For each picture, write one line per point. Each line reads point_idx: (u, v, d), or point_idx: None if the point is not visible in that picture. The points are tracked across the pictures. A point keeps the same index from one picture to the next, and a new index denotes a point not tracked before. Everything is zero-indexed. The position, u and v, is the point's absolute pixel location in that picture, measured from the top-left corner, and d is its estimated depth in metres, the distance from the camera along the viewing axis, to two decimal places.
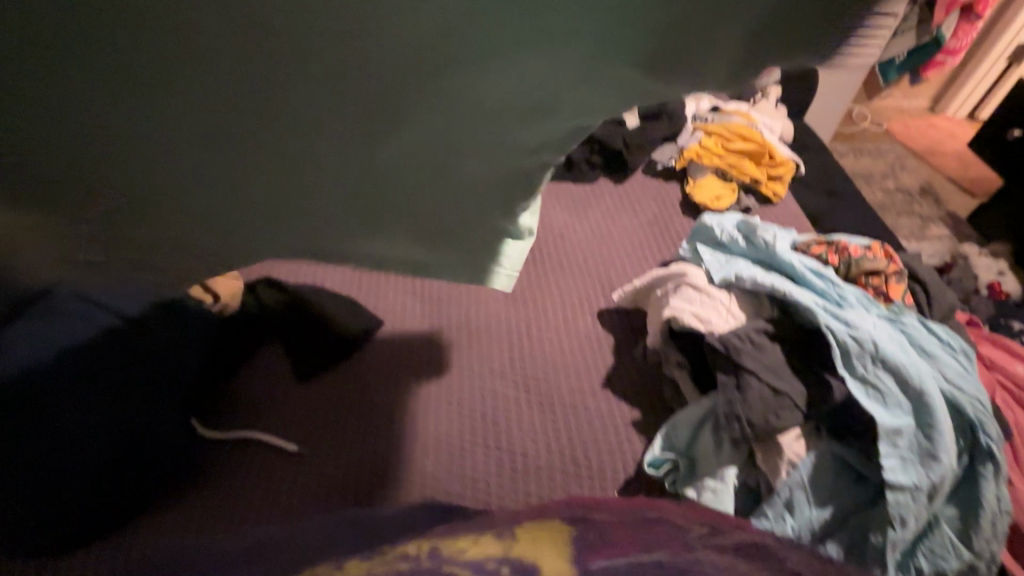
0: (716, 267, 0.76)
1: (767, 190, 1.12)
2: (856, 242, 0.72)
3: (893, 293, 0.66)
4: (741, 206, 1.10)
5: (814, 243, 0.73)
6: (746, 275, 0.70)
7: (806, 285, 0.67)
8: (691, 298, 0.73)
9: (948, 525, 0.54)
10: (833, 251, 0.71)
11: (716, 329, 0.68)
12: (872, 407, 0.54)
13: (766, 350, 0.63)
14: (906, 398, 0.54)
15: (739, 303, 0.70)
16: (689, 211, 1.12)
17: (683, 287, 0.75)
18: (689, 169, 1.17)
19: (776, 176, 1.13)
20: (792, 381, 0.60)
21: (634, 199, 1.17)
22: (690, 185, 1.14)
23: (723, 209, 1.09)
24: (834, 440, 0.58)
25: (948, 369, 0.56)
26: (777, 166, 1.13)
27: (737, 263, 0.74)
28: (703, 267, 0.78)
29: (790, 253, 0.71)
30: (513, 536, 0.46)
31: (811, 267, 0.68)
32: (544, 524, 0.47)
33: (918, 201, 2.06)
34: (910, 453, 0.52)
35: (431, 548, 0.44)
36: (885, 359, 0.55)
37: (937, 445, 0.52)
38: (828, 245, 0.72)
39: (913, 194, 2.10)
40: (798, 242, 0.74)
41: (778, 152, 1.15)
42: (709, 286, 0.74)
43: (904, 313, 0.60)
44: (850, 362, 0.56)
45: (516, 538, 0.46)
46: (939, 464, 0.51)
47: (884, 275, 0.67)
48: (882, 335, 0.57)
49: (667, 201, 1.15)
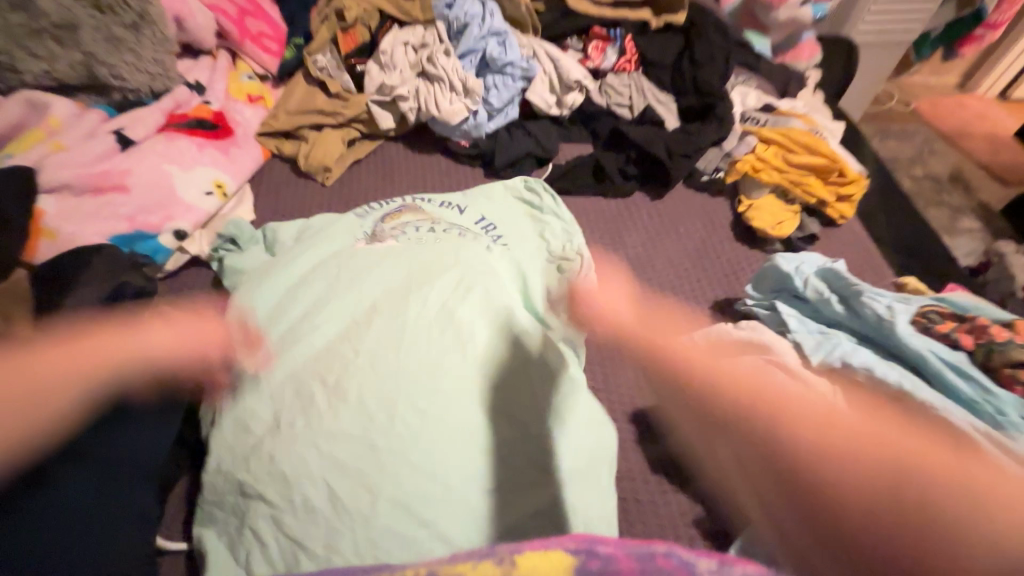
0: (809, 340, 0.61)
1: (834, 213, 0.96)
2: (992, 317, 0.57)
3: None
4: (805, 232, 0.94)
5: (939, 314, 0.58)
6: (857, 364, 0.56)
7: (943, 383, 0.52)
8: (783, 386, 0.58)
9: None
10: (966, 329, 0.56)
11: None
12: None
13: None
14: None
15: None
16: (741, 236, 0.96)
17: (769, 368, 0.60)
18: (740, 184, 1.00)
19: (845, 197, 0.96)
20: None
21: (676, 219, 1.00)
22: (742, 204, 0.97)
23: (784, 236, 0.93)
24: None
25: None
26: (848, 183, 0.96)
27: (839, 340, 0.60)
28: (790, 337, 0.63)
29: (912, 332, 0.56)
30: (512, 561, 0.40)
31: (947, 358, 0.53)
32: (544, 550, 0.41)
33: (949, 190, 1.94)
34: None
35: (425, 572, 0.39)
36: None
37: None
38: (959, 320, 0.57)
39: (942, 182, 1.96)
40: (920, 310, 0.59)
41: (849, 166, 0.97)
42: (803, 370, 0.58)
43: None
44: None
45: (515, 565, 0.40)
46: None
47: None
48: None
49: (715, 223, 0.99)
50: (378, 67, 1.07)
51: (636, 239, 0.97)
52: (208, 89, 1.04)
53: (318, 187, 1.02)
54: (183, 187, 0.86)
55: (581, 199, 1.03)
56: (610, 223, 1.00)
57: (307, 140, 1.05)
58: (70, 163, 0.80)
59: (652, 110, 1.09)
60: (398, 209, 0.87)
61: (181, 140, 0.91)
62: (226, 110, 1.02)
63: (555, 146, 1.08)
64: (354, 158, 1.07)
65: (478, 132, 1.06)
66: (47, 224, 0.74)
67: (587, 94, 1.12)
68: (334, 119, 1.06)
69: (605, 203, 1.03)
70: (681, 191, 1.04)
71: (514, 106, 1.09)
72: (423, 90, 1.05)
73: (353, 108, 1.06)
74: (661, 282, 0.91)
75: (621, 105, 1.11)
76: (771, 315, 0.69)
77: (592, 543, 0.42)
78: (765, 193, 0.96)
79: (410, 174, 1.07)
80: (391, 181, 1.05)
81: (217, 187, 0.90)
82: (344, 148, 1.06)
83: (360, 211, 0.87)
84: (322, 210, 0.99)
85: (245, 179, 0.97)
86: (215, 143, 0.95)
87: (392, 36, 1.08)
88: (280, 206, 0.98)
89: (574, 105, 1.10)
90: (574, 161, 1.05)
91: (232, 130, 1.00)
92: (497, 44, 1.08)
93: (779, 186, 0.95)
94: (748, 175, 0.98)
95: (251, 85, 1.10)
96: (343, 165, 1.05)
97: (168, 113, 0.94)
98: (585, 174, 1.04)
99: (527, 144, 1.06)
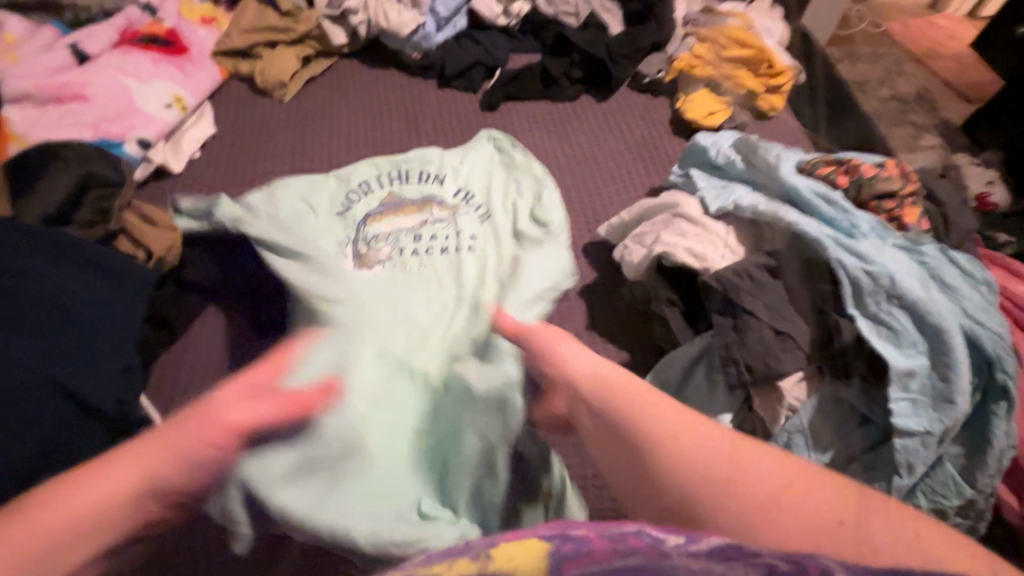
0: (711, 193, 0.69)
1: (763, 103, 1.01)
2: (868, 161, 0.65)
3: (908, 217, 0.60)
4: (735, 122, 1.00)
5: (821, 162, 0.66)
6: (745, 204, 0.63)
7: (814, 213, 0.61)
8: (686, 232, 0.65)
9: (954, 466, 0.51)
10: (843, 172, 0.64)
11: (711, 267, 0.61)
12: (885, 348, 0.51)
13: (768, 287, 0.56)
14: (922, 338, 0.51)
15: (737, 237, 0.64)
16: (677, 131, 1.02)
17: (676, 220, 0.67)
18: (678, 82, 1.06)
19: (774, 88, 1.02)
20: (795, 320, 0.55)
21: (619, 119, 1.05)
22: (678, 100, 1.04)
23: (715, 127, 0.99)
24: (840, 381, 0.54)
25: (967, 301, 0.52)
26: (775, 74, 1.02)
27: (735, 189, 0.67)
28: (697, 195, 0.70)
29: (875, 229, 0.57)
30: (488, 555, 0.34)
31: (819, 192, 0.61)
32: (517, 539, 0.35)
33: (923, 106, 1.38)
34: (921, 395, 0.49)
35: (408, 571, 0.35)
36: (900, 296, 0.51)
37: (952, 387, 0.49)
38: (838, 164, 0.65)
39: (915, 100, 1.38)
40: (804, 162, 0.67)
41: (778, 58, 1.04)
42: (703, 217, 0.66)
43: (922, 243, 0.56)
44: (862, 300, 0.53)
45: (491, 561, 0.34)
46: (954, 407, 0.48)
47: (898, 198, 0.61)
48: (898, 270, 0.53)
49: (654, 120, 1.04)
50: None
51: (581, 137, 1.03)
52: (160, 9, 1.06)
53: (275, 103, 1.07)
54: (141, 98, 0.91)
55: (529, 103, 1.08)
56: (556, 124, 1.05)
57: (262, 58, 1.08)
58: (28, 73, 0.85)
59: (595, 16, 1.12)
60: (380, 208, 0.85)
61: (135, 56, 0.95)
62: (178, 28, 1.05)
63: (505, 55, 1.12)
64: (309, 76, 1.11)
65: (428, 43, 1.09)
66: (13, 129, 0.80)
67: (533, 3, 1.14)
68: (288, 35, 1.09)
69: (552, 107, 1.08)
70: (625, 93, 1.09)
71: (462, 15, 1.13)
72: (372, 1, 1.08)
73: (303, 26, 1.09)
74: (602, 174, 0.97)
75: (567, 14, 1.13)
76: (686, 181, 0.75)
77: (566, 526, 0.36)
78: (700, 87, 1.03)
79: (366, 88, 1.11)
80: (347, 96, 1.09)
81: (176, 101, 0.94)
82: (299, 65, 1.10)
83: (338, 207, 0.85)
84: (282, 124, 1.04)
85: (204, 95, 1.01)
86: (170, 59, 0.99)
87: None
88: (242, 120, 1.03)
89: (520, 14, 1.13)
90: (521, 69, 1.09)
91: (186, 48, 1.03)
92: None
93: (712, 81, 1.02)
94: (684, 73, 1.05)
95: (202, 7, 1.12)
96: (299, 83, 1.09)
97: (121, 30, 0.98)
98: (533, 80, 1.09)
99: (475, 53, 1.11)
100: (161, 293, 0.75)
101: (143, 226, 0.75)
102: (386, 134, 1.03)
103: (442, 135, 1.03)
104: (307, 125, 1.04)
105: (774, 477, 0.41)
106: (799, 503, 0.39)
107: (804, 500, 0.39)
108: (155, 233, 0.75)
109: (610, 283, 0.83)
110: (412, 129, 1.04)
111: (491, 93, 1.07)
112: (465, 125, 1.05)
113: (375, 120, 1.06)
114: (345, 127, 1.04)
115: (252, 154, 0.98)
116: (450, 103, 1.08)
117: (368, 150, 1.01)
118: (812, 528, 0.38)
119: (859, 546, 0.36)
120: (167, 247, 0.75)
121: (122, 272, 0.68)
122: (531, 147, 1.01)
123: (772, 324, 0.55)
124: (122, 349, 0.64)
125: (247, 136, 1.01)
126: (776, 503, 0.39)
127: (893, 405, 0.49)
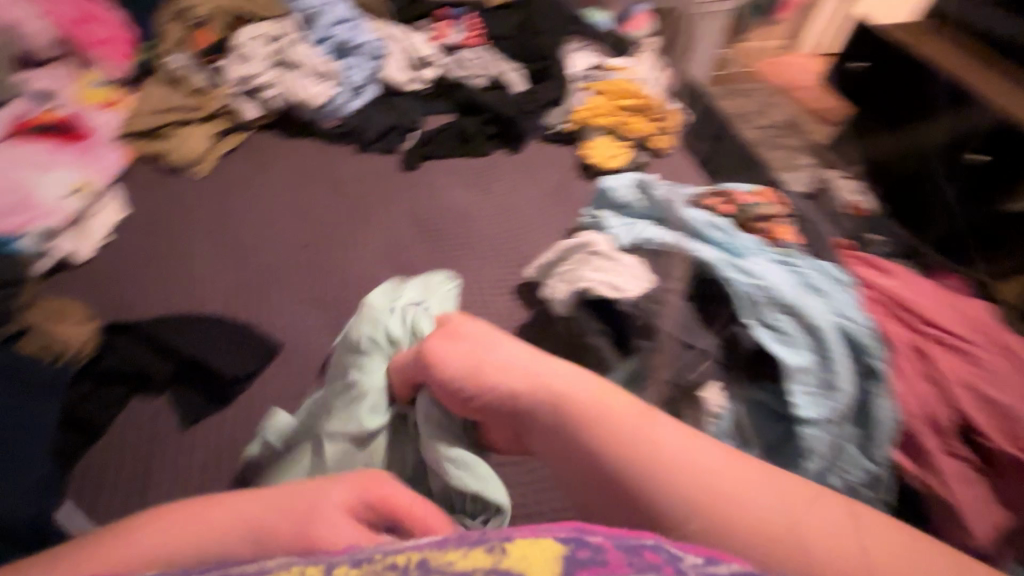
0: (620, 230, 0.76)
1: (657, 144, 1.13)
2: (745, 190, 0.75)
3: (782, 234, 0.70)
4: (635, 162, 1.11)
5: (708, 195, 0.75)
6: (649, 237, 0.71)
7: (707, 239, 0.69)
8: (603, 267, 0.71)
9: (854, 444, 0.58)
10: (725, 201, 0.74)
11: (629, 295, 0.66)
12: (779, 349, 0.58)
13: (678, 308, 0.63)
14: (807, 337, 0.59)
15: (649, 266, 0.70)
16: (585, 174, 1.12)
17: (594, 257, 0.73)
18: (581, 131, 1.16)
19: (665, 130, 1.15)
20: (707, 334, 0.61)
21: (532, 168, 1.13)
22: (583, 146, 1.14)
23: (618, 168, 1.09)
24: (750, 384, 0.61)
25: (837, 300, 0.61)
26: (664, 118, 1.16)
27: (639, 225, 0.74)
28: (608, 233, 0.78)
29: (757, 249, 0.66)
30: (503, 548, 0.36)
31: (708, 220, 0.70)
32: (538, 536, 0.37)
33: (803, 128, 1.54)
34: (815, 387, 0.57)
35: (418, 556, 0.36)
36: (783, 303, 0.60)
37: (837, 375, 0.56)
38: (721, 196, 0.75)
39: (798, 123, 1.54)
40: (694, 196, 0.76)
41: (664, 104, 1.18)
42: (617, 252, 0.73)
43: (794, 255, 0.65)
44: (755, 311, 0.60)
45: (508, 553, 0.36)
46: (842, 393, 0.56)
47: (772, 219, 0.71)
48: (778, 281, 0.61)
49: (564, 167, 1.14)
50: (235, 60, 1.12)
51: (500, 187, 1.10)
52: (57, 96, 1.04)
53: (190, 180, 1.05)
54: (42, 189, 0.88)
55: (447, 160, 1.14)
56: (476, 178, 1.11)
57: (172, 136, 1.07)
58: None
59: (500, 77, 1.23)
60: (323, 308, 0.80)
61: (31, 145, 0.92)
62: (78, 114, 1.03)
63: (419, 117, 1.18)
64: (223, 152, 1.11)
65: (340, 114, 1.14)
66: None
67: (441, 68, 1.23)
68: (199, 114, 1.10)
69: (469, 162, 1.14)
70: (534, 144, 1.18)
71: (376, 83, 1.19)
72: (282, 76, 1.12)
73: (211, 105, 1.11)
74: (522, 219, 1.04)
75: (476, 75, 1.23)
76: (598, 221, 0.82)
77: (580, 530, 0.37)
78: (600, 133, 1.14)
79: (284, 158, 1.12)
80: (266, 166, 1.10)
81: (79, 187, 0.92)
82: (210, 141, 1.09)
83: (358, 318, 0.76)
84: (198, 199, 1.02)
85: (110, 178, 0.99)
86: (70, 146, 0.96)
87: (246, 31, 1.14)
88: (154, 198, 1.01)
89: (430, 79, 1.21)
90: (437, 129, 1.16)
91: (88, 133, 1.01)
92: (347, 29, 1.17)
93: (612, 128, 1.14)
94: (585, 122, 1.15)
95: (103, 91, 1.11)
96: (215, 155, 1.09)
97: (15, 121, 0.95)
98: (448, 138, 1.15)
99: (390, 117, 1.16)
100: (76, 391, 0.71)
101: (52, 325, 0.72)
102: (310, 200, 1.05)
103: (366, 197, 1.06)
104: (226, 199, 1.03)
105: (764, 501, 0.43)
106: (762, 506, 0.42)
107: (772, 509, 0.42)
108: (67, 330, 0.72)
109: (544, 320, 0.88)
110: (335, 194, 1.06)
111: (411, 154, 1.13)
112: (388, 185, 1.09)
113: (297, 188, 1.07)
114: (266, 198, 1.04)
115: (167, 232, 0.95)
116: (371, 166, 1.12)
117: (293, 219, 1.01)
118: (756, 525, 0.41)
119: (807, 558, 0.40)
120: (81, 341, 0.73)
121: (30, 370, 0.64)
122: (454, 201, 1.07)
123: (686, 339, 0.63)
124: (36, 455, 0.60)
125: (160, 214, 0.98)
126: (739, 515, 0.42)
127: (794, 398, 0.56)
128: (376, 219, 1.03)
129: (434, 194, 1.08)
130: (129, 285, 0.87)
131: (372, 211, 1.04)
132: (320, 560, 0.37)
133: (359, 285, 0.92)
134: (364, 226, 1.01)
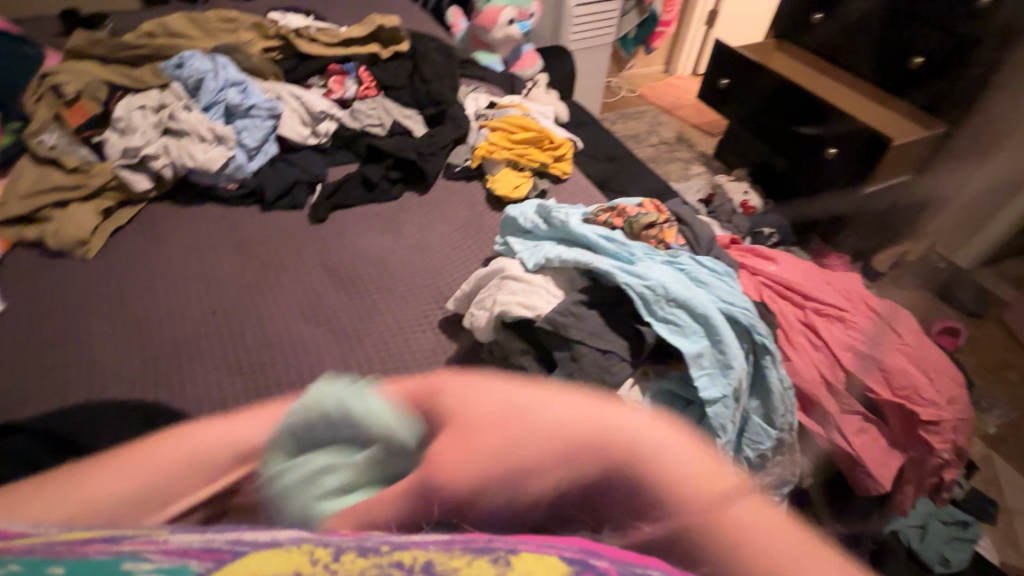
0: (527, 254, 0.81)
1: (555, 170, 1.21)
2: (631, 203, 0.83)
3: (669, 238, 0.78)
4: (538, 190, 1.18)
5: (600, 211, 0.82)
6: (552, 256, 0.76)
7: (603, 251, 0.75)
8: (514, 289, 0.75)
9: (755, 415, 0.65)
10: (616, 214, 0.80)
11: (542, 312, 0.72)
12: (676, 340, 0.64)
13: (586, 318, 0.68)
14: (698, 325, 0.65)
15: (556, 283, 0.75)
16: (494, 206, 1.17)
17: (506, 281, 0.77)
18: (484, 166, 1.22)
19: (560, 157, 1.23)
20: (613, 338, 0.67)
21: (441, 206, 1.17)
22: (488, 180, 1.19)
23: (523, 196, 1.15)
24: (659, 377, 0.66)
25: (719, 289, 0.69)
26: (557, 147, 1.23)
27: (543, 246, 0.79)
28: (517, 258, 0.82)
29: (645, 254, 0.73)
30: (509, 561, 0.31)
31: (602, 234, 0.77)
32: (541, 550, 0.32)
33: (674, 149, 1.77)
34: (712, 369, 0.63)
35: (423, 557, 0.31)
36: (674, 298, 0.66)
37: (728, 355, 0.63)
38: (611, 211, 0.81)
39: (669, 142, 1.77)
40: (588, 213, 0.83)
41: (556, 135, 1.26)
42: (526, 274, 0.77)
43: (679, 255, 0.73)
44: (651, 309, 0.66)
45: (512, 566, 0.31)
46: (735, 370, 0.63)
47: (658, 226, 0.79)
48: (667, 279, 0.68)
49: (473, 201, 1.18)
50: (116, 134, 1.08)
51: (412, 228, 1.12)
52: None
53: (77, 263, 0.99)
54: None
55: (357, 208, 1.15)
56: (387, 222, 1.13)
57: (52, 219, 1.00)
58: None
59: (399, 124, 1.26)
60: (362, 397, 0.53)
61: None
62: None
63: (323, 170, 1.19)
64: (114, 228, 1.05)
65: (242, 173, 1.12)
66: None
67: (338, 121, 1.25)
68: (80, 192, 1.03)
69: (379, 207, 1.16)
70: (441, 183, 1.22)
71: (272, 143, 1.18)
72: (172, 145, 1.08)
73: (101, 176, 1.05)
74: (438, 256, 1.07)
75: (373, 125, 1.24)
76: (507, 248, 0.86)
77: (589, 550, 0.32)
78: (502, 167, 1.20)
79: (182, 226, 1.08)
80: (162, 237, 1.05)
81: None
82: (98, 219, 1.03)
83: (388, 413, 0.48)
84: (88, 281, 0.96)
85: None
86: None
87: (126, 104, 1.11)
88: (35, 286, 0.93)
89: (328, 132, 1.23)
90: (342, 178, 1.18)
91: None
92: (237, 92, 1.16)
93: (509, 161, 1.19)
94: (486, 158, 1.21)
95: None
96: (104, 235, 1.03)
97: None
98: (355, 187, 1.17)
99: (292, 173, 1.16)
100: None
101: None
102: (215, 266, 1.01)
103: (276, 255, 1.04)
104: (121, 276, 0.97)
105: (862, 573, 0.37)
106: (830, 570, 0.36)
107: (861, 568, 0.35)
108: None
109: (471, 350, 0.90)
110: (243, 256, 1.04)
111: (317, 207, 1.12)
112: (297, 240, 1.08)
113: (200, 255, 1.03)
114: (166, 269, 1.00)
115: (57, 321, 0.88)
116: (278, 223, 1.11)
117: (199, 285, 0.98)
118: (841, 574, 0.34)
119: None
120: None
121: None
122: (367, 246, 1.07)
123: (598, 345, 0.66)
124: None
125: (45, 303, 0.91)
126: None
127: (696, 382, 0.62)
128: (289, 275, 1.01)
129: (347, 242, 1.08)
130: (16, 380, 0.79)
131: (285, 268, 1.03)
132: (328, 542, 0.32)
133: (277, 344, 0.90)
134: (277, 284, 1.00)
